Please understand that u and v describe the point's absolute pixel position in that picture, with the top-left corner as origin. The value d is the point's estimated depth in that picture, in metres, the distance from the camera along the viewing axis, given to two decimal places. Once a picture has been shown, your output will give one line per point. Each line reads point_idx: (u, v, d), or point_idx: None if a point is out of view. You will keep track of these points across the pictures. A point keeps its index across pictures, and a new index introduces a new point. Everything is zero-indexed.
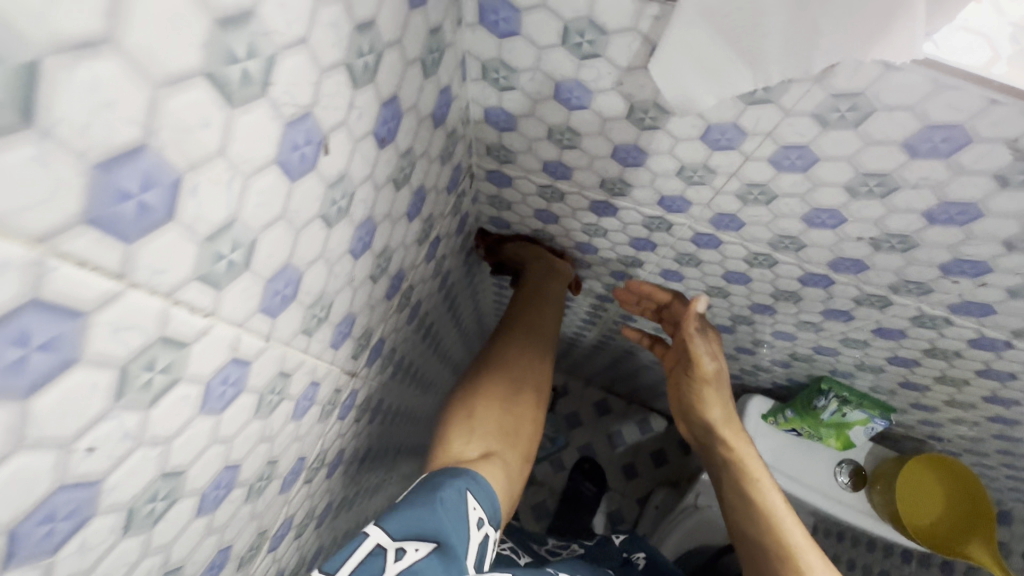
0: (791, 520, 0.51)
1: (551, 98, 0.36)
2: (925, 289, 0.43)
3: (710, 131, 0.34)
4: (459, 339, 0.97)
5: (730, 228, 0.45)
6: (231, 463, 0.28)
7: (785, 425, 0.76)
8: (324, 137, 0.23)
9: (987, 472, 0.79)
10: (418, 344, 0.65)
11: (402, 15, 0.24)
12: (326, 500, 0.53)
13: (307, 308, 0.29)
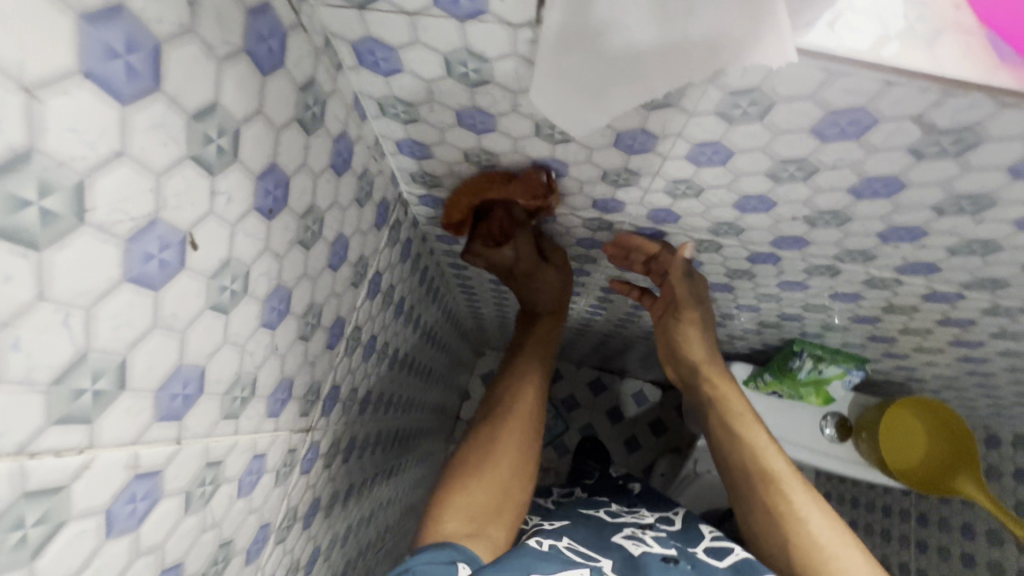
0: (774, 451, 0.51)
1: (455, 124, 0.35)
2: (869, 256, 0.42)
3: (622, 138, 0.33)
4: (437, 349, 0.97)
5: (669, 221, 0.44)
6: (169, 565, 0.27)
7: (766, 388, 0.76)
8: (186, 235, 0.21)
9: (971, 404, 0.80)
10: (386, 370, 0.65)
11: (255, 86, 0.23)
12: (312, 546, 0.53)
13: (223, 394, 0.28)
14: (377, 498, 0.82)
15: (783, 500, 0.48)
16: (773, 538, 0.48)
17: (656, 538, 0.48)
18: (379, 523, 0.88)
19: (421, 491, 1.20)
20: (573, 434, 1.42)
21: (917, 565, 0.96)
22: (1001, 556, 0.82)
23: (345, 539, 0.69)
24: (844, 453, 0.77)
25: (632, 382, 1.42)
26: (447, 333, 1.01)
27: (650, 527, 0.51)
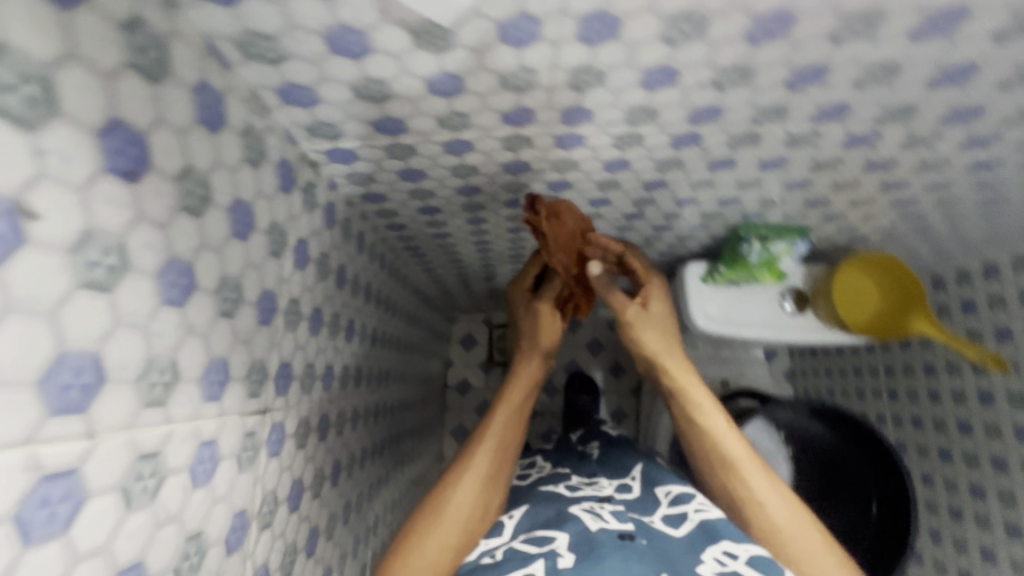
0: (733, 438, 0.57)
1: (330, 54, 0.35)
2: (783, 109, 0.45)
3: (509, 31, 0.34)
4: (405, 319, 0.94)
5: (585, 121, 0.45)
6: (90, 554, 0.29)
7: (724, 279, 0.79)
8: (19, 202, 0.24)
9: (910, 250, 0.86)
10: (345, 345, 0.66)
11: (113, 65, 0.28)
12: (300, 501, 0.53)
13: (134, 382, 0.31)
14: (377, 472, 0.82)
15: (742, 486, 0.54)
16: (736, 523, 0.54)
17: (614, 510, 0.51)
18: (383, 501, 0.87)
19: (423, 460, 1.20)
20: (560, 373, 1.44)
21: (890, 412, 1.06)
22: (962, 384, 0.91)
23: (345, 518, 0.69)
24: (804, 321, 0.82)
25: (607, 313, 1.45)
26: (411, 300, 0.98)
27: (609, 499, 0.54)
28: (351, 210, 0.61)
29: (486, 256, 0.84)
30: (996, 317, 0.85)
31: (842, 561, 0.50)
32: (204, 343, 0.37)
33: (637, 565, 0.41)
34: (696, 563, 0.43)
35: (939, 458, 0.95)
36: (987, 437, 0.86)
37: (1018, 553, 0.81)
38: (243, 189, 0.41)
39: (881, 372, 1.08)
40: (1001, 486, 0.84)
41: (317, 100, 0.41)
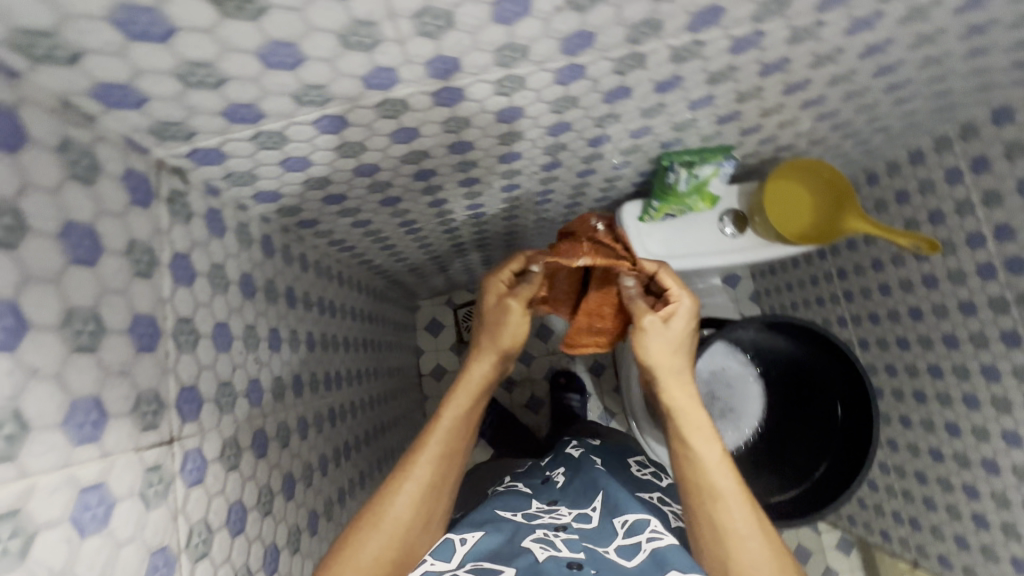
0: (724, 473, 0.60)
1: (189, 88, 0.35)
2: (639, 58, 0.45)
3: (347, 36, 0.34)
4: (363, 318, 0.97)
5: (457, 101, 0.45)
6: (156, 548, 0.35)
7: (659, 214, 0.78)
8: (10, 300, 0.28)
9: (841, 149, 0.86)
10: (310, 355, 0.68)
11: (17, 161, 0.29)
12: (306, 513, 0.58)
13: (133, 413, 0.35)
14: (362, 464, 0.86)
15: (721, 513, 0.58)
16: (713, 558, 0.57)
17: (564, 540, 0.62)
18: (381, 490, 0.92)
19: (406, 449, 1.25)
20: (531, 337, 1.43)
21: (851, 312, 1.11)
22: (908, 273, 0.94)
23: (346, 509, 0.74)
24: (748, 242, 0.81)
25: None
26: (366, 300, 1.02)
27: (563, 527, 0.66)
28: (289, 235, 0.63)
29: (423, 236, 0.86)
30: (927, 201, 0.87)
31: None
32: (178, 379, 0.39)
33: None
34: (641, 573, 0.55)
35: (898, 347, 0.99)
36: (936, 318, 0.90)
37: (977, 420, 0.85)
38: (178, 242, 0.42)
39: (836, 275, 1.12)
40: (954, 361, 0.87)
41: (224, 152, 0.43)
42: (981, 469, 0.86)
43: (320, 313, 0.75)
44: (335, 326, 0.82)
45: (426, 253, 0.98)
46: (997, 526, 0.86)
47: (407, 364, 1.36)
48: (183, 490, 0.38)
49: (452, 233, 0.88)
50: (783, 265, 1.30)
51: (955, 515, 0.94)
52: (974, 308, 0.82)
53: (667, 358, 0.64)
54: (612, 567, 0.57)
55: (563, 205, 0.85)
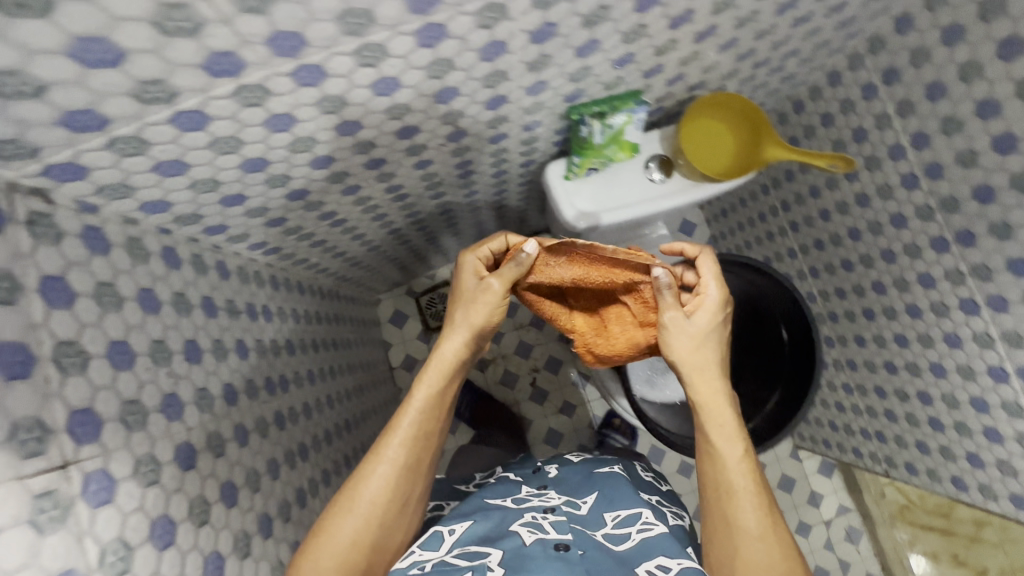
0: (742, 469, 0.67)
1: (10, 96, 0.34)
2: (497, 8, 0.44)
3: (159, 21, 0.33)
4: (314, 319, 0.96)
5: (320, 80, 0.44)
6: (60, 570, 0.36)
7: (582, 169, 0.78)
8: None
9: (760, 80, 0.85)
10: (246, 363, 0.67)
11: None
12: (256, 516, 0.58)
13: (6, 442, 0.35)
14: (330, 461, 0.86)
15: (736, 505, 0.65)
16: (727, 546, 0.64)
17: (552, 523, 0.68)
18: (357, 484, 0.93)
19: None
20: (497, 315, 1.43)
21: (799, 242, 1.12)
22: (843, 195, 0.95)
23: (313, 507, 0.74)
24: (677, 184, 0.81)
25: None
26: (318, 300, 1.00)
27: (552, 509, 0.73)
28: (199, 244, 0.61)
29: (354, 227, 0.84)
30: (850, 121, 0.88)
31: None
32: (66, 404, 0.39)
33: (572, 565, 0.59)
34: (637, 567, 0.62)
35: (844, 270, 1.01)
36: (873, 235, 0.91)
37: (920, 328, 0.87)
38: (47, 264, 0.41)
39: (783, 207, 1.13)
40: (894, 274, 0.89)
41: (84, 165, 0.42)
42: (930, 375, 0.89)
43: (257, 319, 0.73)
44: (280, 330, 0.81)
45: (365, 244, 0.96)
46: (950, 427, 0.89)
47: (377, 357, 1.36)
48: (87, 513, 0.39)
49: (385, 220, 0.87)
50: (734, 206, 1.31)
51: (914, 423, 0.97)
52: (904, 221, 0.83)
53: (688, 355, 0.70)
54: (599, 547, 0.65)
55: (491, 175, 0.84)
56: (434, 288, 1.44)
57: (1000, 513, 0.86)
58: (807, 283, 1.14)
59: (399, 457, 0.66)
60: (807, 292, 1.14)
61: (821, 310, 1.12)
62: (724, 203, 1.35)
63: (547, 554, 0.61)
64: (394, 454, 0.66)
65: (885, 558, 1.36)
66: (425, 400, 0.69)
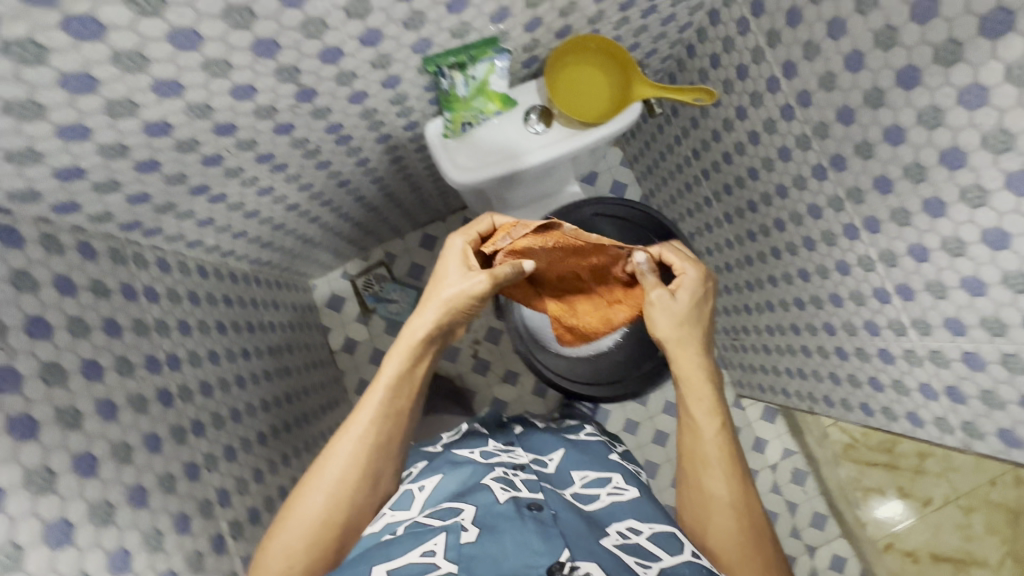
0: (716, 436, 0.73)
1: None
2: None
3: None
4: (224, 303, 0.95)
5: (98, 31, 0.44)
6: None
7: (455, 124, 0.78)
8: None
9: (641, 26, 0.85)
10: (120, 341, 0.67)
11: None
12: (125, 488, 0.59)
13: None
14: (241, 438, 0.87)
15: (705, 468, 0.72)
16: (697, 510, 0.71)
17: (523, 481, 0.71)
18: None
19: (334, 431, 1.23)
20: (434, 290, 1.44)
21: (712, 189, 1.13)
22: (738, 136, 0.95)
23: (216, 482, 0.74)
24: (556, 133, 0.81)
25: (455, 216, 1.45)
26: (230, 284, 1.00)
27: (522, 467, 0.76)
28: (50, 225, 0.61)
29: (243, 205, 0.83)
30: (732, 59, 0.88)
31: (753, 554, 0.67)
32: None
33: (537, 527, 0.60)
34: (601, 538, 0.64)
35: (750, 211, 1.02)
36: (767, 171, 0.92)
37: (816, 260, 0.89)
38: None
39: (695, 153, 1.13)
40: (788, 209, 0.90)
41: None
42: (829, 305, 0.90)
43: (140, 299, 0.73)
44: (177, 312, 0.80)
45: (268, 224, 0.95)
46: (852, 354, 0.90)
47: (316, 342, 1.36)
48: None
49: (277, 196, 0.86)
50: (657, 161, 1.32)
51: (824, 355, 0.99)
52: (789, 153, 0.84)
53: (670, 333, 0.77)
54: (569, 509, 0.66)
55: (375, 140, 0.84)
56: (369, 270, 1.42)
57: (902, 432, 0.88)
58: (724, 229, 1.15)
59: (370, 438, 0.69)
60: (725, 238, 1.16)
61: (739, 255, 1.13)
62: (648, 158, 1.36)
63: (520, 513, 0.62)
64: (359, 430, 0.68)
65: (830, 496, 1.43)
66: (399, 383, 0.71)
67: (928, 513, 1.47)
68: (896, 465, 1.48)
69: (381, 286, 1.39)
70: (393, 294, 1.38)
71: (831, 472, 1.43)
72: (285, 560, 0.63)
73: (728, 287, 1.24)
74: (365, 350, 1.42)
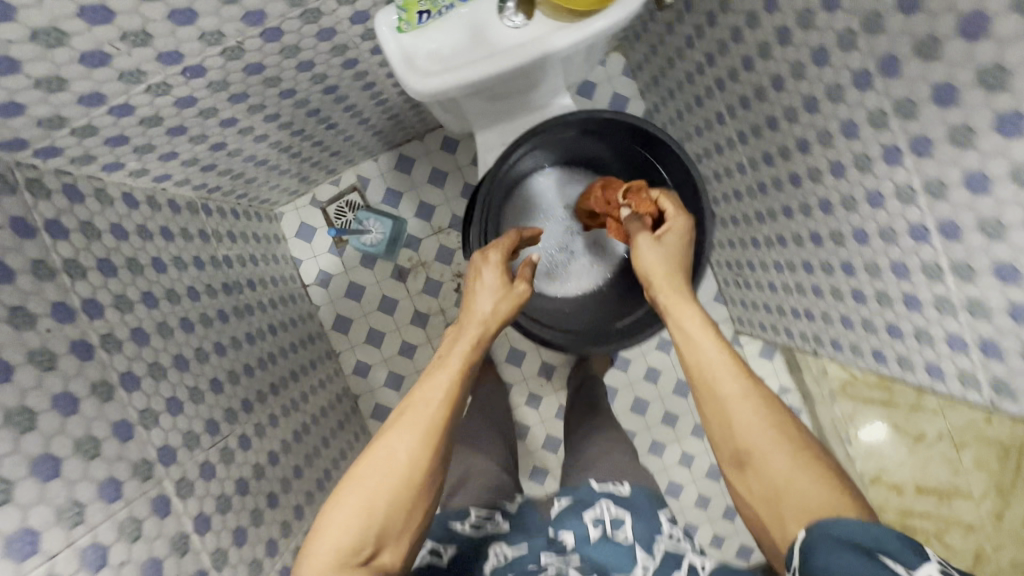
0: (708, 343, 0.64)
1: None
2: None
3: None
4: (162, 236, 0.84)
5: None
6: None
7: (411, 16, 0.65)
8: None
9: None
10: (18, 282, 0.58)
11: None
12: (28, 458, 0.54)
13: None
14: (198, 382, 0.80)
15: (713, 389, 0.62)
16: (721, 424, 0.61)
17: None
18: (240, 408, 0.87)
19: (310, 369, 1.16)
20: (414, 220, 1.31)
21: (725, 103, 0.97)
22: (763, 35, 0.78)
23: (158, 438, 0.69)
24: (539, 27, 0.67)
25: (434, 134, 1.29)
26: (172, 215, 0.89)
27: None
28: None
29: (161, 120, 0.72)
30: None
31: (804, 452, 0.56)
32: None
33: None
34: None
35: (769, 130, 0.87)
36: (794, 81, 0.76)
37: (843, 190, 0.75)
38: None
39: (706, 63, 0.97)
40: (814, 128, 0.75)
41: None
42: (852, 243, 0.79)
43: (41, 236, 0.62)
44: (96, 249, 0.70)
45: (206, 145, 0.84)
46: (871, 298, 0.81)
47: (288, 276, 1.26)
48: None
49: (206, 109, 0.76)
50: (664, 69, 1.14)
51: (837, 298, 0.89)
52: (821, 57, 0.68)
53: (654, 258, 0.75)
54: None
55: (321, 43, 0.76)
56: (339, 197, 1.29)
57: (917, 384, 0.79)
58: (736, 152, 1.01)
59: (434, 423, 0.64)
60: (738, 161, 1.01)
61: (751, 181, 1.00)
62: (654, 68, 1.18)
63: None
64: (424, 406, 0.65)
65: (823, 433, 1.43)
66: (459, 371, 0.69)
67: (919, 449, 1.47)
68: (892, 403, 1.46)
69: (354, 213, 1.28)
70: (367, 223, 1.26)
71: (827, 411, 1.40)
72: (336, 557, 0.57)
73: (736, 219, 1.12)
74: (340, 284, 1.32)
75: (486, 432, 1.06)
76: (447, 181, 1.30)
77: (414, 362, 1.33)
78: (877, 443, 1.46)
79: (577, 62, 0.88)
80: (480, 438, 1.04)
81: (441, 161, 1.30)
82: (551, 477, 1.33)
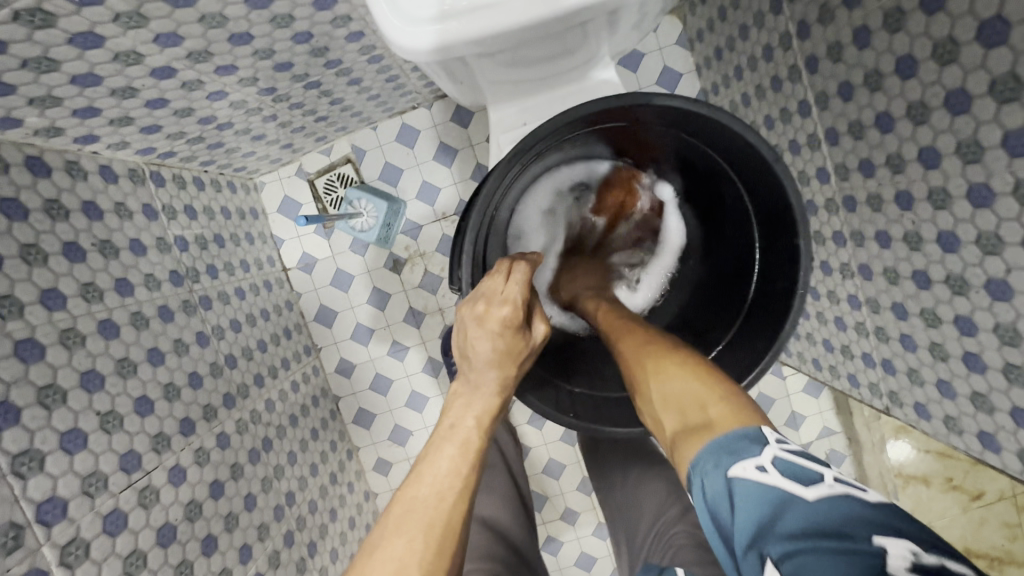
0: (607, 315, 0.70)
1: None
2: None
3: None
4: (85, 214, 0.67)
5: None
6: None
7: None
8: None
9: None
10: None
11: None
12: None
13: None
14: (124, 403, 0.64)
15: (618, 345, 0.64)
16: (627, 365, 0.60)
17: None
18: (174, 431, 0.70)
19: (282, 370, 1.00)
20: (414, 203, 1.12)
21: (815, 90, 0.74)
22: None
23: (38, 489, 0.52)
24: None
25: (444, 101, 1.08)
26: (102, 186, 0.71)
27: None
28: None
29: (58, 64, 0.52)
30: None
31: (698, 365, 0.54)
32: None
33: None
34: None
35: (877, 131, 0.65)
36: (937, 66, 0.54)
37: (986, 224, 0.56)
38: None
39: (794, 36, 0.74)
40: (958, 135, 0.55)
41: None
42: (982, 296, 0.59)
43: None
44: None
45: (140, 101, 0.64)
46: (994, 368, 0.61)
47: (264, 259, 1.08)
48: None
49: (123, 54, 0.55)
50: (733, 39, 0.90)
51: (937, 356, 0.69)
52: (1003, 29, 0.47)
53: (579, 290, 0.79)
54: None
55: None
56: (330, 169, 1.10)
57: None
58: (819, 155, 0.78)
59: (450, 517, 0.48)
60: (819, 167, 0.79)
61: (833, 194, 0.78)
62: (718, 37, 0.95)
63: None
64: (431, 502, 0.48)
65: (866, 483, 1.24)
66: (471, 441, 0.52)
67: (973, 508, 1.26)
68: (950, 453, 1.25)
69: (345, 189, 1.09)
70: (357, 202, 1.07)
71: (876, 459, 1.21)
72: None
73: None
74: (326, 270, 1.14)
75: (495, 499, 0.86)
76: (456, 159, 1.10)
77: (404, 366, 1.16)
78: (929, 499, 1.25)
79: (626, 23, 0.68)
80: (495, 505, 0.85)
81: (450, 135, 1.10)
82: (550, 504, 1.18)
